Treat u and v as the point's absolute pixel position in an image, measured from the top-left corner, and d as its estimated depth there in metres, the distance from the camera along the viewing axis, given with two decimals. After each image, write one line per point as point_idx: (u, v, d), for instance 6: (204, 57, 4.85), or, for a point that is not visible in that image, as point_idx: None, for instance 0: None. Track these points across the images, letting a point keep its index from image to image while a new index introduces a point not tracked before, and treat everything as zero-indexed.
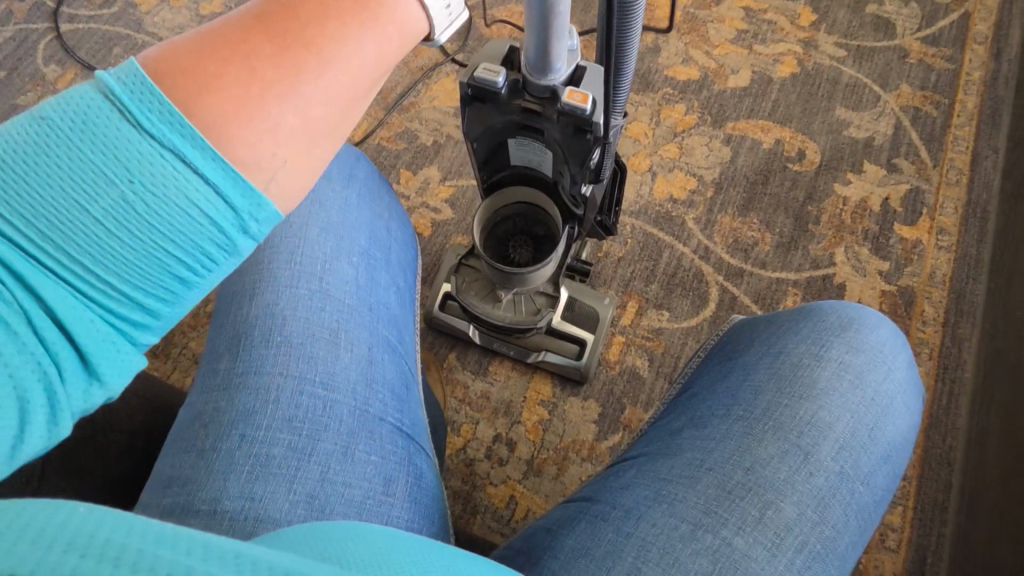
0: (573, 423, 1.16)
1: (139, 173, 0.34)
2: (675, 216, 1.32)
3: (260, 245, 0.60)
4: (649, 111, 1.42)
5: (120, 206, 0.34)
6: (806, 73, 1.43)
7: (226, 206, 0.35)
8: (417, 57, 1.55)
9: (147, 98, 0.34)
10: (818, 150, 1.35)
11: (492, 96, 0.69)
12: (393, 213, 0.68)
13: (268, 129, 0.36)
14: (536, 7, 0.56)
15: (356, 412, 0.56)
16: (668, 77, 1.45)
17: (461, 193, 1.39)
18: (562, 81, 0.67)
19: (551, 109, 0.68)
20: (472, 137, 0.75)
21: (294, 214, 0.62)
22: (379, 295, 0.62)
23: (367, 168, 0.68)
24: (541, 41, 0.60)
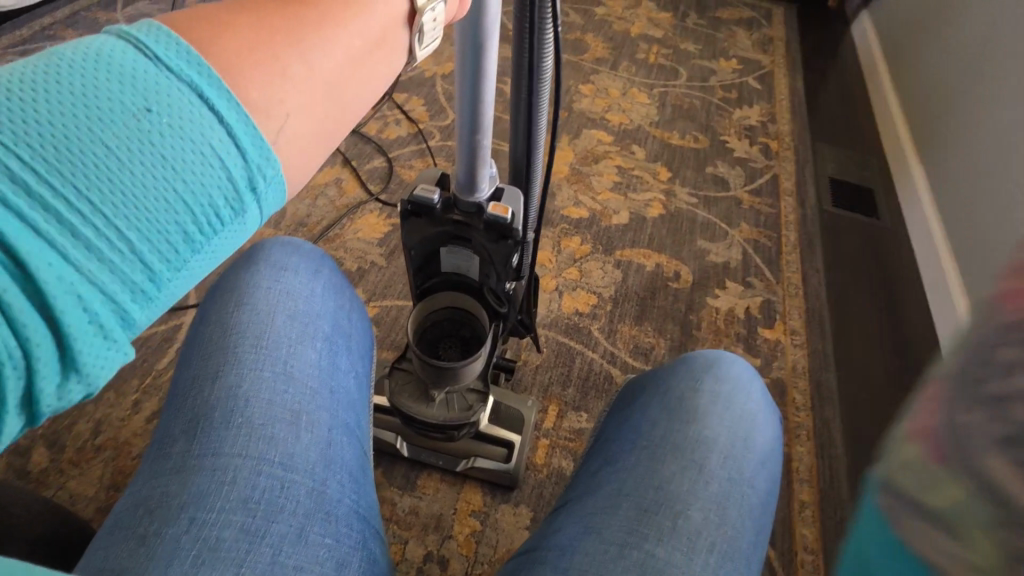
0: (506, 531, 1.14)
1: (168, 117, 0.34)
2: (582, 326, 1.48)
3: (227, 332, 0.64)
4: (551, 241, 1.65)
5: (140, 145, 0.33)
6: (671, 214, 1.77)
7: (238, 154, 0.35)
8: (342, 196, 1.71)
9: (170, 45, 0.35)
10: (689, 272, 1.63)
11: (427, 211, 0.80)
12: (354, 307, 0.74)
13: (278, 72, 0.37)
14: (464, 140, 0.74)
15: (313, 493, 0.56)
16: (564, 215, 1.73)
17: (385, 313, 1.47)
18: (485, 198, 0.81)
19: (477, 221, 0.81)
20: (409, 245, 0.85)
21: (262, 303, 0.66)
22: (339, 379, 0.66)
23: (332, 266, 0.74)
24: (468, 170, 0.76)
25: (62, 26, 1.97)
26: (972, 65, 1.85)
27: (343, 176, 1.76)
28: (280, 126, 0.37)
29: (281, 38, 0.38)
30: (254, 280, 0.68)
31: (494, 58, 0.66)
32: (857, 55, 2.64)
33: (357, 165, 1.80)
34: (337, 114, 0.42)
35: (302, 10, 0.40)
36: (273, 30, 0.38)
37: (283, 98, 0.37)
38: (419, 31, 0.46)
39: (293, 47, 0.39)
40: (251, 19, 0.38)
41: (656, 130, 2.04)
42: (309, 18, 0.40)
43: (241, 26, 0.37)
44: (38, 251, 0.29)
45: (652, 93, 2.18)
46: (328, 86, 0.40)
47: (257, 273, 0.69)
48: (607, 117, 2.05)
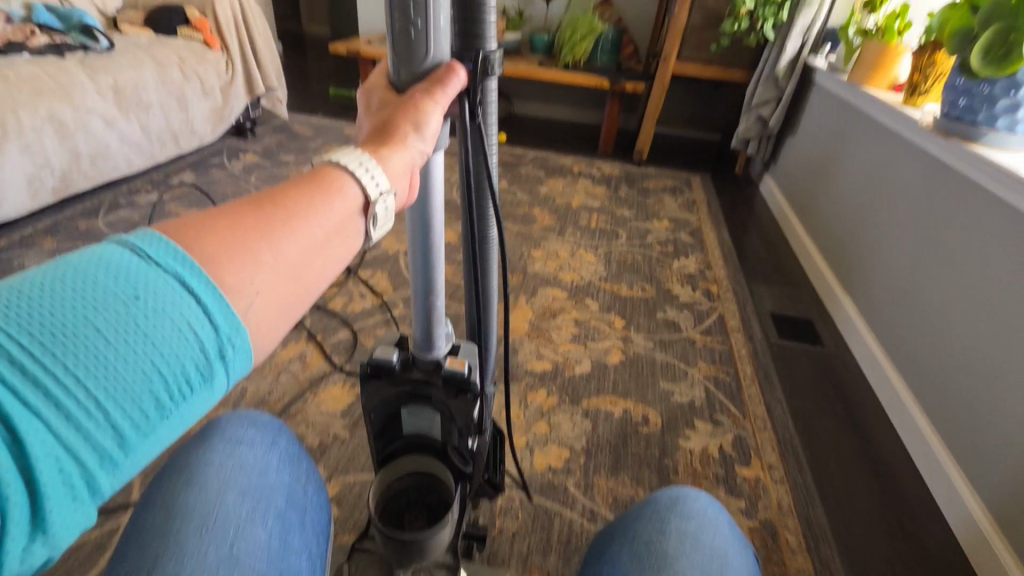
0: None
1: (153, 299, 0.32)
2: (557, 483, 1.42)
3: (168, 513, 0.57)
4: (518, 396, 1.66)
5: (121, 320, 0.31)
6: (630, 359, 1.84)
7: (212, 324, 0.33)
8: (306, 370, 1.71)
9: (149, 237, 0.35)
10: (657, 414, 1.64)
11: (387, 370, 0.81)
12: (310, 477, 0.70)
13: (250, 260, 0.36)
14: (420, 303, 0.78)
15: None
16: (528, 369, 1.76)
17: (348, 489, 1.38)
18: (443, 354, 0.83)
19: (437, 377, 0.81)
20: (368, 408, 0.84)
21: (211, 479, 0.61)
22: (292, 560, 0.60)
23: (288, 435, 0.72)
24: (425, 329, 0.80)
25: (42, 234, 2.10)
26: (865, 210, 2.15)
27: (307, 350, 1.78)
28: (250, 304, 0.36)
29: (254, 232, 0.38)
30: (206, 456, 0.63)
31: (440, 231, 0.75)
32: (771, 210, 3.03)
33: (322, 339, 1.84)
34: (302, 290, 0.40)
35: (273, 208, 0.40)
36: (245, 224, 0.38)
37: (255, 283, 0.36)
38: (374, 216, 0.46)
39: (262, 239, 0.38)
40: (225, 217, 0.38)
41: (606, 284, 2.20)
42: (279, 213, 0.39)
43: (216, 223, 0.37)
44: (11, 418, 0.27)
45: (597, 253, 2.40)
46: (299, 272, 0.39)
47: (207, 445, 0.64)
48: (560, 276, 2.22)
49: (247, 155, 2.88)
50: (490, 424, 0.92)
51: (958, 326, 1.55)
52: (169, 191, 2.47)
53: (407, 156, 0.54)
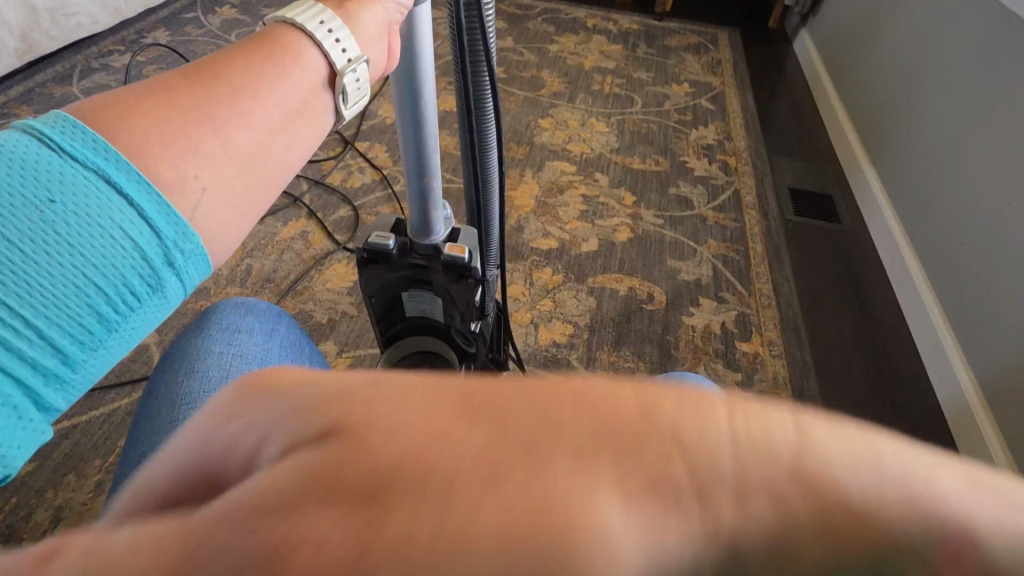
0: None
1: (73, 205, 0.32)
2: (561, 357, 1.46)
3: (175, 403, 0.58)
4: (523, 275, 1.65)
5: (45, 231, 0.31)
6: (638, 236, 1.79)
7: (151, 231, 0.34)
8: (309, 248, 1.69)
9: (72, 133, 0.33)
10: (663, 292, 1.64)
11: (384, 257, 0.77)
12: (314, 360, 0.70)
13: (190, 150, 0.35)
14: (414, 183, 0.72)
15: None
16: (534, 247, 1.73)
17: (360, 363, 1.44)
18: (442, 239, 0.79)
19: (436, 262, 0.78)
20: (369, 293, 0.82)
21: (211, 369, 0.60)
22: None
23: (289, 322, 0.70)
24: (421, 211, 0.74)
25: (15, 104, 1.96)
26: (906, 70, 1.94)
27: (308, 229, 1.75)
28: (197, 203, 0.36)
29: (197, 114, 0.36)
30: (205, 346, 0.62)
31: (432, 101, 0.67)
32: (803, 71, 2.75)
33: (322, 216, 1.79)
34: (262, 179, 0.39)
35: (212, 85, 0.37)
36: (185, 105, 0.36)
37: (199, 174, 0.36)
38: (344, 91, 0.44)
39: (203, 123, 0.36)
40: (159, 94, 0.36)
41: (617, 157, 2.08)
42: (220, 89, 0.37)
43: (150, 103, 0.35)
44: None
45: (610, 122, 2.23)
46: (253, 160, 0.38)
47: (205, 336, 0.63)
48: (568, 148, 2.09)
49: (222, 9, 2.58)
50: (493, 306, 0.91)
51: (983, 201, 1.48)
52: (141, 52, 2.25)
53: (380, 16, 0.49)
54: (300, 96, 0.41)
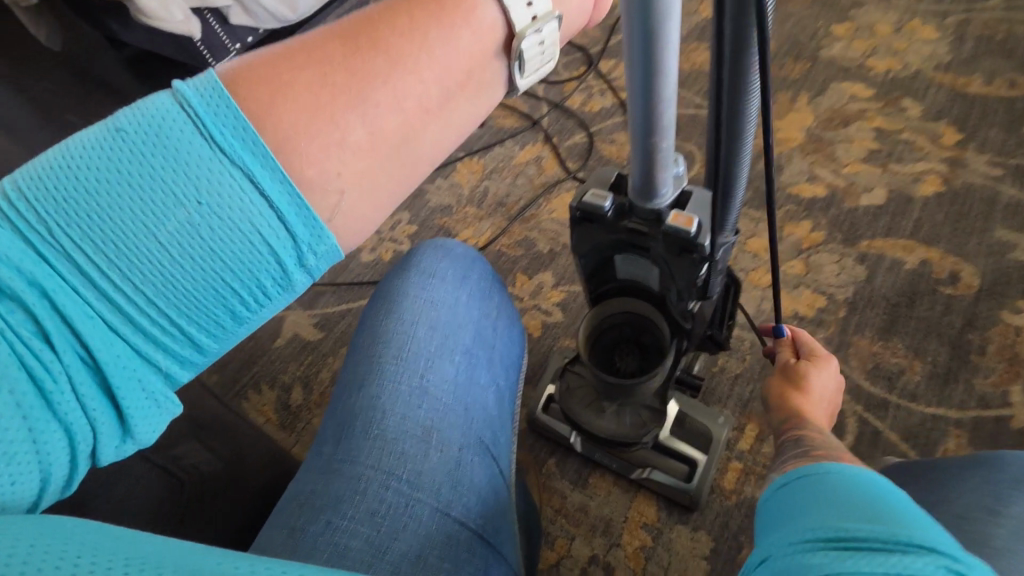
0: (680, 555, 1.05)
1: (215, 212, 0.36)
2: None
3: (375, 338, 0.61)
4: (770, 226, 1.37)
5: (190, 235, 0.36)
6: (953, 192, 1.33)
7: (286, 236, 0.37)
8: (541, 174, 1.71)
9: (224, 115, 0.35)
10: (975, 273, 1.22)
11: (599, 219, 0.70)
12: (501, 312, 0.69)
13: (335, 142, 0.37)
14: (639, 142, 0.60)
15: (438, 518, 0.51)
16: (791, 194, 1.41)
17: (573, 298, 1.45)
18: (668, 204, 0.67)
19: (658, 231, 0.68)
20: (579, 253, 0.76)
21: (407, 311, 0.63)
22: (476, 395, 0.60)
23: (481, 268, 0.70)
24: (644, 172, 0.63)
25: None
26: None
27: (543, 155, 1.75)
28: (336, 201, 0.38)
29: (344, 97, 0.37)
30: (405, 286, 0.65)
31: (676, 43, 0.52)
32: None
33: (558, 141, 1.77)
34: (404, 169, 0.41)
35: (371, 60, 0.38)
36: (330, 91, 0.37)
37: (339, 171, 0.38)
38: (521, 58, 0.42)
39: (347, 107, 0.37)
40: (306, 69, 0.37)
41: (943, 76, 1.52)
42: (379, 67, 0.38)
43: (296, 84, 0.37)
44: (104, 333, 0.35)
45: (944, 24, 1.62)
46: (394, 154, 0.40)
47: (406, 276, 0.66)
48: (868, 63, 1.60)
49: None
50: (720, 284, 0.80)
51: None
52: None
53: None
54: (466, 69, 0.40)
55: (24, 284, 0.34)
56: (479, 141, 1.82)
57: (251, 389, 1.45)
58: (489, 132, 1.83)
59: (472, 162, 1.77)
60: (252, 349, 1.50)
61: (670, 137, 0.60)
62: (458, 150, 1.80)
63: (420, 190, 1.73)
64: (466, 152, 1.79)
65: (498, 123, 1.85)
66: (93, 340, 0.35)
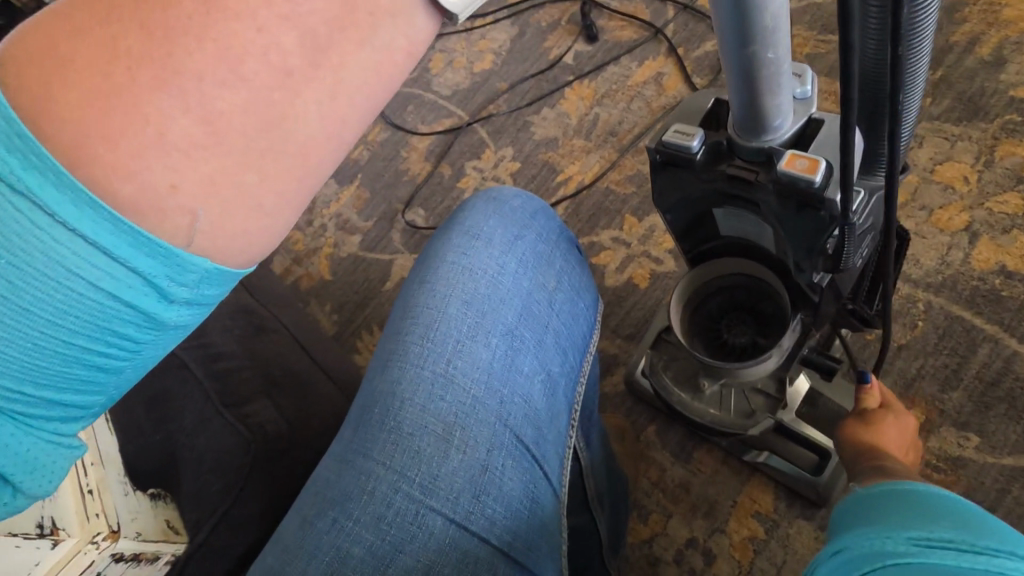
0: (798, 553, 0.90)
1: (44, 271, 0.32)
2: (1005, 298, 0.92)
3: (405, 312, 0.54)
4: (973, 148, 1.02)
5: (27, 297, 0.33)
6: None
7: (137, 283, 0.34)
8: (660, 96, 1.49)
9: (27, 156, 0.30)
10: None
11: (687, 164, 0.57)
12: (562, 280, 0.57)
13: (157, 145, 0.32)
14: (734, 59, 0.44)
15: (451, 529, 0.45)
16: (1012, 99, 1.03)
17: None
18: (782, 140, 0.52)
19: (767, 177, 0.53)
20: (665, 206, 0.64)
21: (441, 282, 0.54)
22: (515, 386, 0.50)
23: (540, 226, 0.57)
24: (746, 96, 0.47)
25: None
26: None
27: (664, 71, 1.51)
28: (192, 229, 0.34)
29: (148, 75, 0.31)
30: (443, 249, 0.55)
31: None
32: None
33: (684, 53, 1.51)
34: (297, 157, 0.35)
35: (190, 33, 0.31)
36: (127, 68, 0.31)
37: (174, 181, 0.32)
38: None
39: (158, 91, 0.31)
40: (95, 42, 0.31)
41: None
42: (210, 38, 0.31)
43: (81, 68, 0.31)
44: None
45: None
46: (260, 145, 0.34)
47: (446, 238, 0.56)
48: None
49: None
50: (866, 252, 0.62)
51: None
52: None
53: None
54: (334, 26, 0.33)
55: None
56: (591, 60, 1.59)
57: (365, 330, 1.47)
58: (602, 48, 1.59)
59: (583, 85, 1.57)
60: (366, 292, 1.50)
61: (781, 46, 0.43)
62: (567, 74, 1.59)
63: (524, 121, 1.57)
64: (576, 75, 1.58)
65: (612, 36, 1.60)
66: None
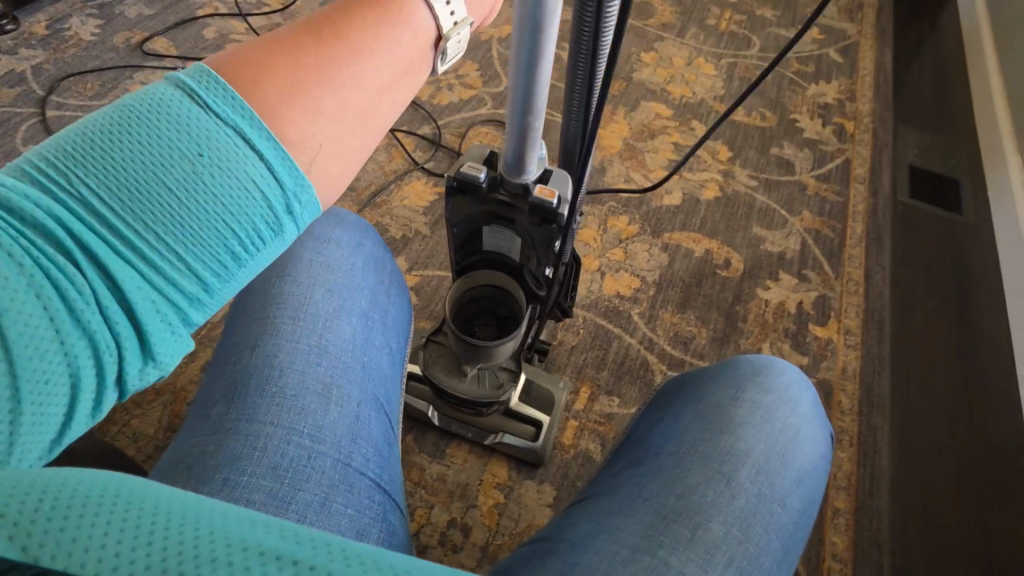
0: (529, 507, 1.17)
1: (213, 159, 0.37)
2: (622, 310, 1.45)
3: (266, 301, 0.61)
4: (597, 219, 1.60)
5: (190, 177, 0.36)
6: (727, 197, 1.68)
7: (277, 183, 0.38)
8: (391, 161, 1.72)
9: (217, 90, 0.38)
10: (741, 260, 1.56)
11: (474, 189, 0.81)
12: (393, 277, 0.71)
13: (312, 109, 0.40)
14: (516, 123, 0.72)
15: (338, 466, 0.54)
16: (613, 192, 1.66)
17: (426, 283, 1.50)
18: (533, 180, 0.81)
19: (523, 203, 0.81)
20: (452, 222, 0.87)
21: (301, 275, 0.63)
22: (373, 355, 0.62)
23: (374, 238, 0.71)
24: (518, 149, 0.76)
25: None
26: None
27: (393, 143, 1.76)
28: (312, 158, 0.40)
29: (308, 72, 0.41)
30: (298, 248, 0.65)
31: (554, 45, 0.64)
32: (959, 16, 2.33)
33: (408, 131, 1.80)
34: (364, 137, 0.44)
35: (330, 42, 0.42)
36: (296, 61, 0.41)
37: (315, 133, 0.40)
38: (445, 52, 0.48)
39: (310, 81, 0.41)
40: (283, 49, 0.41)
41: (720, 104, 1.91)
42: (338, 49, 0.42)
43: (273, 60, 0.40)
44: (112, 262, 0.34)
45: (719, 64, 2.03)
46: (361, 114, 0.43)
47: (298, 240, 0.66)
48: (668, 88, 1.93)
49: None
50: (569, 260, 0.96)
51: None
52: None
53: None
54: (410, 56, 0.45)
55: (16, 217, 0.33)
56: None
57: None
58: None
59: None
60: None
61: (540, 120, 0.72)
62: None
63: None
64: None
65: None
66: (107, 272, 0.34)
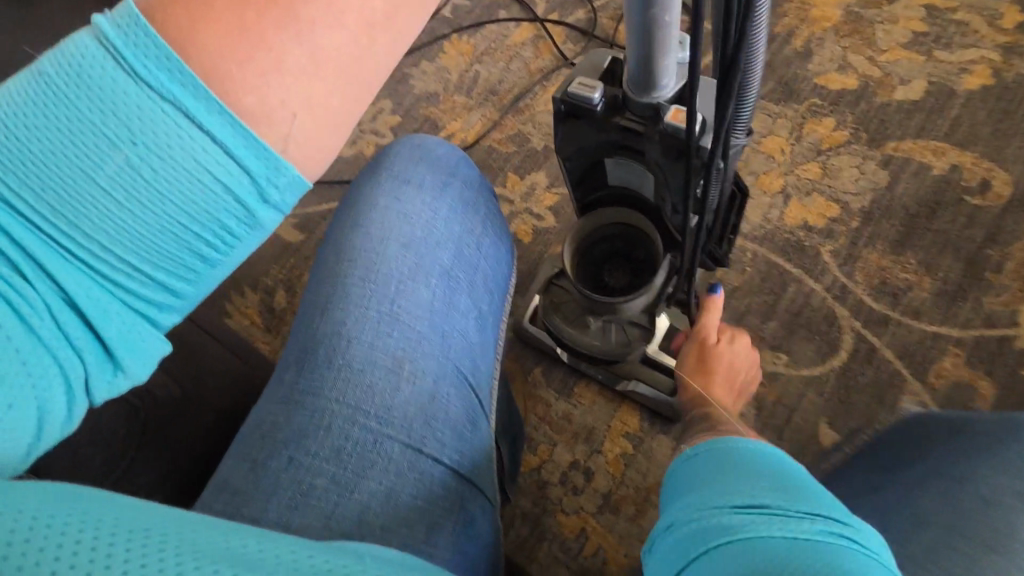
0: (659, 463, 1.07)
1: (150, 148, 0.31)
2: (808, 246, 1.15)
3: (339, 254, 0.54)
4: (789, 124, 1.24)
5: (127, 173, 0.32)
6: (1002, 85, 1.20)
7: (240, 170, 0.32)
8: (537, 58, 1.52)
9: (143, 43, 0.30)
10: (1009, 180, 1.13)
11: (587, 113, 0.64)
12: (486, 227, 0.60)
13: (270, 67, 0.31)
14: (636, 19, 0.53)
15: (409, 454, 0.47)
16: (818, 85, 1.26)
17: (567, 202, 1.35)
18: (668, 97, 0.61)
19: (653, 129, 0.63)
20: (564, 154, 0.71)
21: (376, 224, 0.54)
22: (455, 322, 0.53)
23: (465, 175, 0.60)
24: (641, 56, 0.56)
25: None
26: None
27: (541, 34, 1.54)
28: (286, 131, 0.33)
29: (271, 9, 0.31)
30: (376, 192, 0.56)
31: None
32: None
33: (559, 17, 1.55)
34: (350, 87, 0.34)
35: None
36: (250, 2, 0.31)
37: (282, 97, 0.32)
38: None
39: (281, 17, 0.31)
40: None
41: None
42: None
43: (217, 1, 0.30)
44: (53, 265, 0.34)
45: None
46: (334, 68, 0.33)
47: (376, 181, 0.57)
48: None
49: None
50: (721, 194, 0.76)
51: None
52: None
53: None
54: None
55: None
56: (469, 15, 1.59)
57: (232, 291, 1.34)
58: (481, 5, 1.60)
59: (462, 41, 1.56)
60: None
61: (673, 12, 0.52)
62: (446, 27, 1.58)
63: (403, 75, 1.53)
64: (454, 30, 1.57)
65: None
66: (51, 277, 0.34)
